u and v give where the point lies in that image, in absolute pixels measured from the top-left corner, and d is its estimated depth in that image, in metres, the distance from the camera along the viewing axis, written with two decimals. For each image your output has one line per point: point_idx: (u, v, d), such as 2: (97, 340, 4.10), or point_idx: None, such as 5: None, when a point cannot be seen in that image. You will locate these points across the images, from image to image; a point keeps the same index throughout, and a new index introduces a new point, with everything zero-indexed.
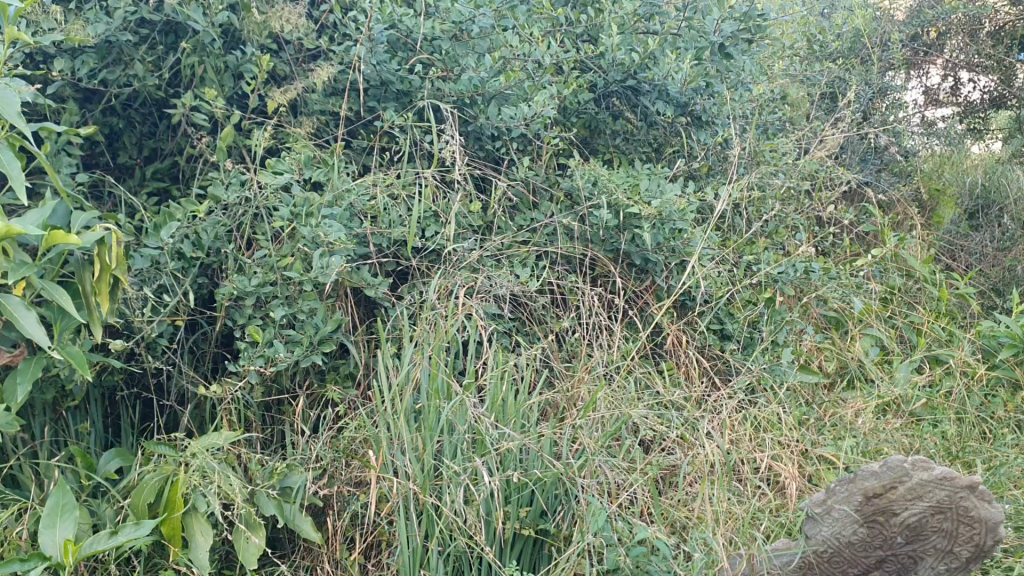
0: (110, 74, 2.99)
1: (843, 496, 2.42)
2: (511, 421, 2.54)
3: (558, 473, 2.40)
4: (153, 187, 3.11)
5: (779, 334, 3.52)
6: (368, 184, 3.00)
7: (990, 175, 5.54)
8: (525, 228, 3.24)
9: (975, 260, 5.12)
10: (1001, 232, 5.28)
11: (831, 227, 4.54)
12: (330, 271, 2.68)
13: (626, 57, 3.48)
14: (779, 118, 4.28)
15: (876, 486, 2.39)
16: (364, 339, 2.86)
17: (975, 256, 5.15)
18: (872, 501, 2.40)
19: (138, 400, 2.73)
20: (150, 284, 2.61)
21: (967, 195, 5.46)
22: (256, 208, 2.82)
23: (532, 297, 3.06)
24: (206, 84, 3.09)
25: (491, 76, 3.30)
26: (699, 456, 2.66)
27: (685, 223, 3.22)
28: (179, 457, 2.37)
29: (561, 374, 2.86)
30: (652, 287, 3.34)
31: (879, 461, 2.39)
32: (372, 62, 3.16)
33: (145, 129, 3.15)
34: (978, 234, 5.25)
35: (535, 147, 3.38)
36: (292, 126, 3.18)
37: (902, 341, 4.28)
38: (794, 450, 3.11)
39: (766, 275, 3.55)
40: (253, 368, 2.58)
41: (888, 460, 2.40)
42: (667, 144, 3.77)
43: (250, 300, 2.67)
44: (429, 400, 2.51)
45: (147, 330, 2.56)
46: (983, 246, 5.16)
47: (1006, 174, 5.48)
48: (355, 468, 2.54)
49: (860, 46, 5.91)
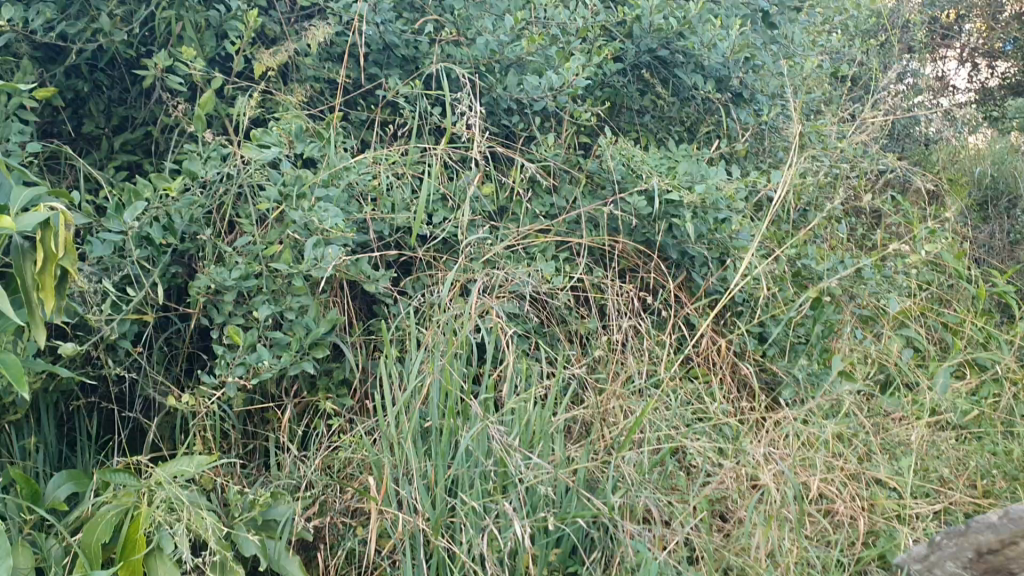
0: (70, 28, 2.59)
1: (950, 554, 2.14)
2: (537, 445, 2.16)
3: (598, 513, 2.03)
4: (122, 161, 2.75)
5: (825, 337, 3.13)
6: (369, 161, 2.61)
7: (1001, 166, 5.21)
8: (544, 214, 2.85)
9: (985, 253, 4.75)
10: (1014, 224, 4.92)
11: (867, 219, 4.16)
12: (326, 264, 2.28)
13: (664, 22, 3.05)
14: (818, 100, 3.93)
15: (992, 541, 2.10)
16: (362, 340, 2.49)
17: (986, 249, 4.78)
18: (986, 559, 2.11)
19: (96, 410, 2.34)
20: (111, 275, 2.20)
21: (976, 186, 5.13)
22: (239, 186, 2.43)
23: (554, 295, 2.66)
24: (185, 44, 2.70)
25: (511, 40, 2.92)
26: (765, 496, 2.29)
27: (731, 212, 2.83)
28: (141, 485, 2.00)
29: (587, 385, 2.50)
30: (685, 283, 2.97)
31: (998, 514, 2.13)
32: (376, 21, 2.79)
33: (113, 94, 2.77)
34: (988, 226, 4.88)
35: (556, 123, 3.00)
36: (282, 94, 2.79)
37: (936, 343, 3.87)
38: (844, 470, 2.70)
39: (808, 270, 3.16)
40: (231, 379, 2.19)
41: (1009, 512, 2.12)
42: (701, 122, 3.39)
43: (230, 296, 2.28)
44: (441, 419, 2.14)
45: (105, 330, 2.15)
46: (992, 239, 4.80)
47: (1016, 167, 5.18)
48: (352, 496, 2.17)
49: (885, 26, 5.58)
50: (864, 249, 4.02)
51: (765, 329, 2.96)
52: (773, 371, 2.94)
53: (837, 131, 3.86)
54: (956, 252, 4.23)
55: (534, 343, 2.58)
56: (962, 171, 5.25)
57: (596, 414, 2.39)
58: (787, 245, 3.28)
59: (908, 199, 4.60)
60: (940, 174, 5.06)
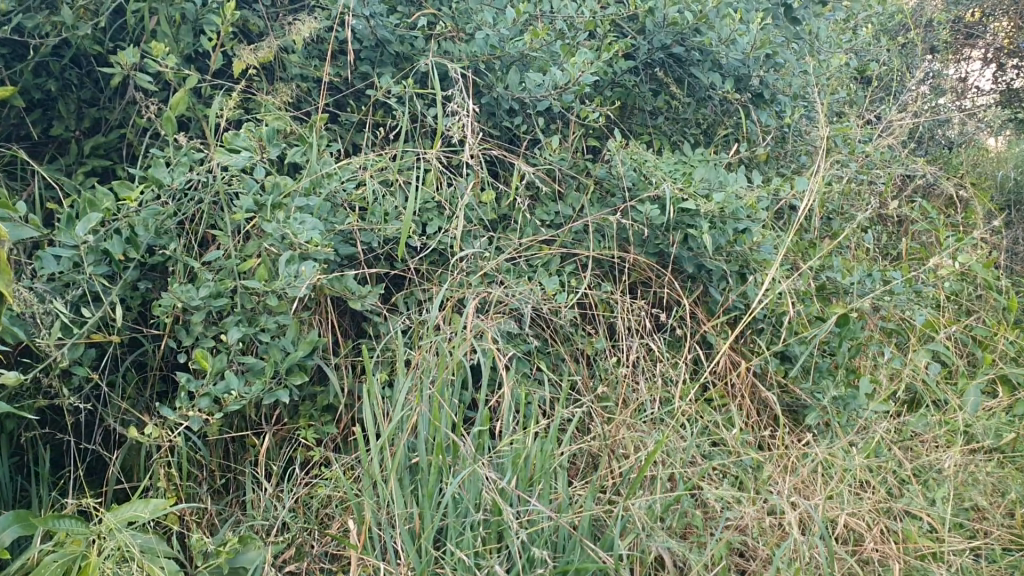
0: (30, 21, 2.39)
1: None
2: (537, 485, 1.93)
3: (604, 566, 1.79)
4: (92, 166, 2.54)
5: (853, 355, 2.89)
6: (356, 166, 2.39)
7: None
8: (548, 224, 2.63)
9: (1015, 262, 4.49)
10: None
11: (894, 226, 3.91)
12: (302, 282, 2.06)
13: (679, 15, 2.82)
14: (842, 101, 3.70)
15: None
16: (347, 363, 2.28)
17: (1014, 256, 4.52)
18: None
19: (51, 442, 2.12)
20: (64, 295, 1.98)
21: (1001, 191, 4.87)
22: (212, 194, 2.22)
23: (557, 312, 2.44)
24: (158, 39, 2.50)
25: (512, 35, 2.70)
26: (790, 542, 2.03)
27: (753, 223, 2.58)
28: (91, 532, 1.78)
29: (593, 412, 2.27)
30: (701, 298, 2.73)
31: None
32: (365, 14, 2.58)
33: (84, 93, 2.56)
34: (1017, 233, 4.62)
35: (561, 125, 2.79)
36: (265, 94, 2.58)
37: (965, 357, 3.52)
38: (876, 504, 2.44)
39: (834, 283, 2.93)
40: (197, 410, 1.97)
41: None
42: (718, 124, 3.16)
43: (198, 316, 2.05)
44: (429, 456, 1.91)
45: (56, 355, 1.93)
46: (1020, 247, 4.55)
47: None
48: (330, 540, 1.97)
49: (907, 25, 5.34)
50: (889, 258, 3.78)
51: (787, 347, 2.73)
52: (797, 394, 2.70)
53: (863, 134, 3.63)
54: (987, 260, 3.97)
55: (536, 366, 2.35)
56: (987, 176, 4.99)
57: (602, 446, 2.16)
58: (811, 257, 3.05)
59: (935, 205, 4.35)
60: (966, 177, 4.81)
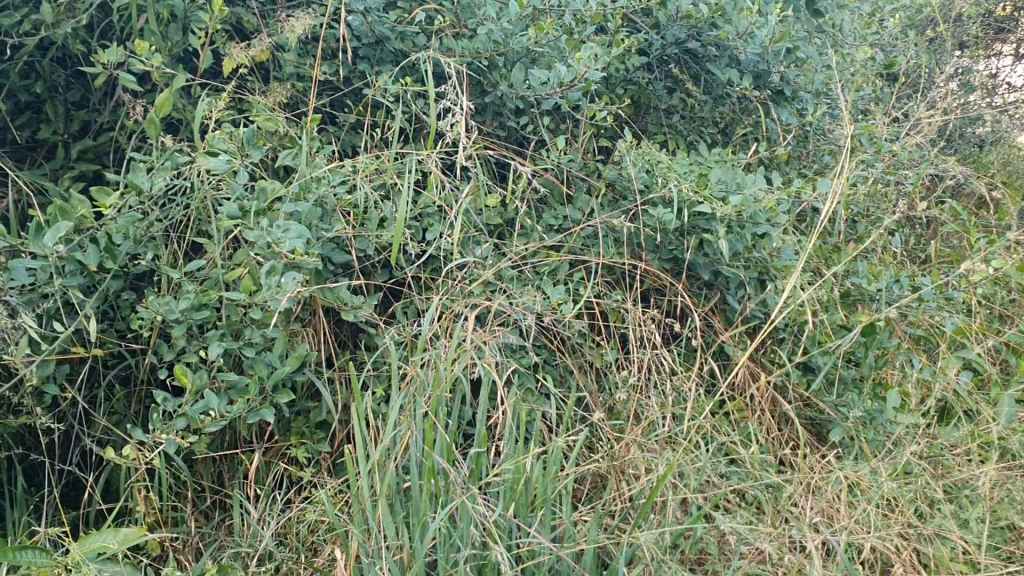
0: (10, 19, 2.28)
1: None
2: (538, 511, 1.80)
3: None
4: (80, 170, 2.43)
5: (880, 366, 2.73)
6: (349, 170, 2.26)
7: None
8: (555, 229, 2.49)
9: None
10: None
11: (924, 229, 3.74)
12: (285, 294, 1.93)
13: (693, 8, 2.67)
14: (867, 98, 3.54)
15: None
16: (340, 378, 2.15)
17: None
18: None
19: (27, 462, 2.02)
20: (34, 308, 1.87)
21: None
22: (197, 200, 2.10)
23: (564, 323, 2.30)
24: (146, 38, 2.38)
25: (517, 30, 2.56)
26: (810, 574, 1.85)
27: (773, 227, 2.42)
28: (57, 564, 1.67)
29: (602, 430, 2.14)
30: (718, 306, 2.59)
31: None
32: (362, 10, 2.46)
33: (72, 95, 2.45)
34: None
35: (570, 125, 2.65)
36: (259, 94, 2.46)
37: (999, 364, 3.31)
38: (904, 527, 2.24)
39: (859, 290, 2.77)
40: (174, 433, 1.85)
41: None
42: (737, 123, 3.02)
43: (179, 330, 1.94)
44: (421, 482, 1.79)
45: (25, 372, 1.82)
46: None
47: None
48: (317, 570, 1.84)
49: (935, 21, 5.16)
50: (919, 261, 3.61)
51: (809, 357, 2.58)
52: (821, 407, 2.55)
53: (889, 133, 3.47)
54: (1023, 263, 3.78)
55: (541, 380, 2.22)
56: (1019, 175, 4.80)
57: (610, 466, 2.03)
58: (834, 262, 2.90)
59: (967, 206, 4.16)
60: (997, 176, 4.62)
